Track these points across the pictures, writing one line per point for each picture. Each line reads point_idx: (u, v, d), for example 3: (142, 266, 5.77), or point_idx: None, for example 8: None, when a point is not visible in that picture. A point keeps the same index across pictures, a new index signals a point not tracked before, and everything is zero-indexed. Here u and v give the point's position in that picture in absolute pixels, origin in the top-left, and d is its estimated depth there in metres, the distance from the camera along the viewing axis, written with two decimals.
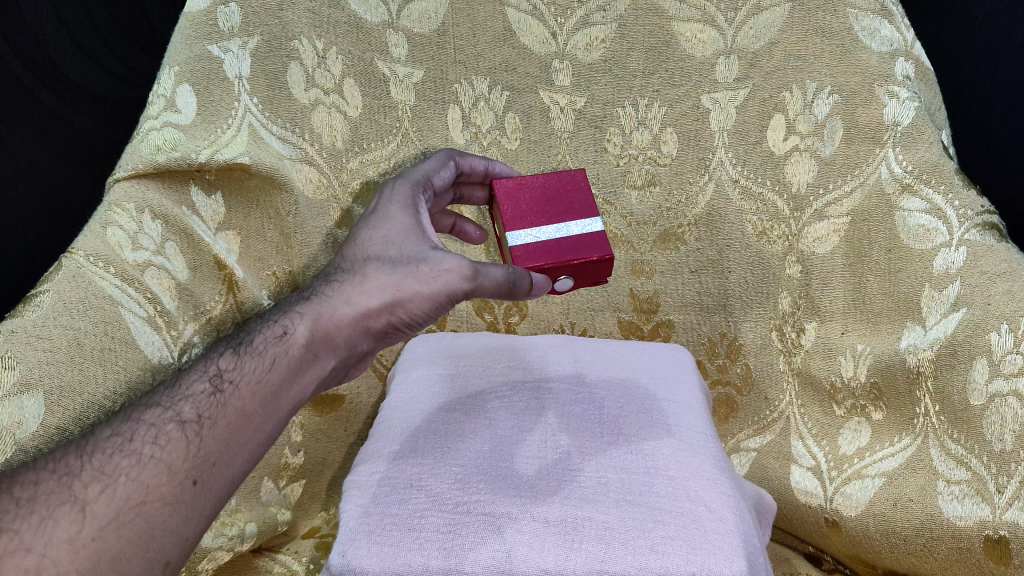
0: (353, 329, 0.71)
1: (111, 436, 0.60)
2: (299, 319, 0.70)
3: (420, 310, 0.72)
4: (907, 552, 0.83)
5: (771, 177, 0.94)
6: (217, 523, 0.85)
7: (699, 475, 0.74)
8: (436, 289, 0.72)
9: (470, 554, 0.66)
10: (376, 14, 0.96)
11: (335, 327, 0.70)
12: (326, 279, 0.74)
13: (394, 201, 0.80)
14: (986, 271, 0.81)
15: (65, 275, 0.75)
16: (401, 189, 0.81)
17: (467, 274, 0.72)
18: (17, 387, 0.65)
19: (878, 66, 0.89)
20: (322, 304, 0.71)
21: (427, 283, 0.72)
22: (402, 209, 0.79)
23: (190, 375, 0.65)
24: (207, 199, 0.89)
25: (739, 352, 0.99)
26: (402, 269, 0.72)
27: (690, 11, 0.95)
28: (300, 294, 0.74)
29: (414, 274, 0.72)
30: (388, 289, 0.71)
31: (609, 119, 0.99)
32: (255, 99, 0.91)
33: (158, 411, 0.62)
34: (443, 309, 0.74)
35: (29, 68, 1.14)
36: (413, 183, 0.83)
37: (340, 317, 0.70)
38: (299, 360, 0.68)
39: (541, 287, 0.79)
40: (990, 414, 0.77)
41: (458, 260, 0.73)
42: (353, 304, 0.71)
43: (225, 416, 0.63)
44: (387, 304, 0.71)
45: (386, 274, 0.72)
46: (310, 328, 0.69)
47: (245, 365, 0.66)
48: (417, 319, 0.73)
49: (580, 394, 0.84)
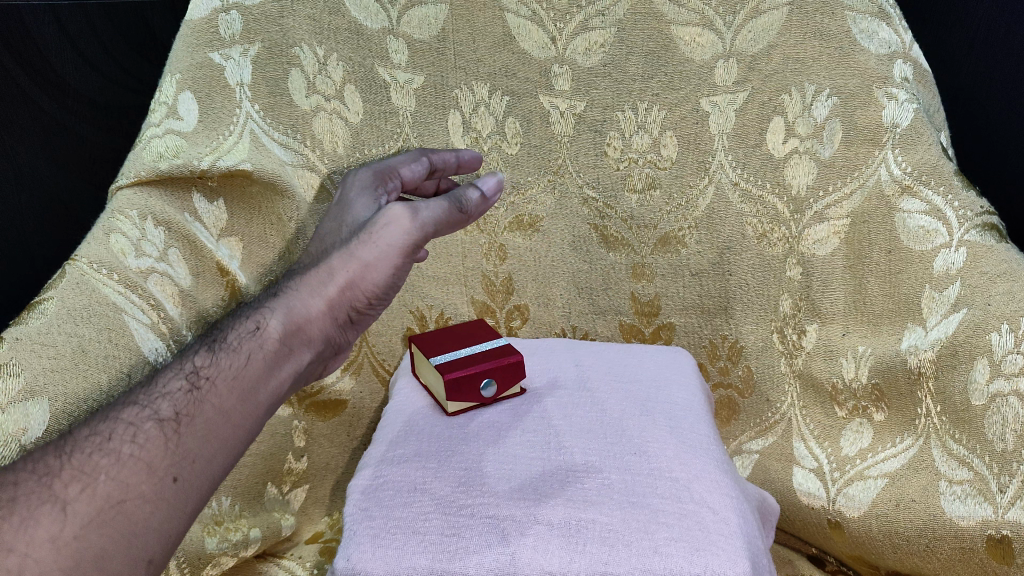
0: (325, 317, 0.71)
1: (90, 436, 0.59)
2: (270, 314, 0.70)
3: (382, 279, 0.73)
4: (909, 553, 0.83)
5: (771, 180, 0.95)
6: (220, 529, 0.86)
7: (703, 476, 0.74)
8: (387, 252, 0.73)
9: (474, 557, 0.67)
10: (376, 20, 0.97)
11: (307, 321, 0.70)
12: (291, 277, 0.75)
13: (354, 194, 0.82)
14: (987, 272, 0.80)
15: (69, 281, 0.75)
16: (363, 177, 0.84)
17: (406, 218, 0.74)
18: (22, 395, 0.64)
19: (876, 68, 0.89)
20: (290, 298, 0.71)
21: (376, 251, 0.73)
22: (360, 195, 0.82)
23: (166, 374, 0.65)
24: (209, 206, 0.90)
25: (740, 355, 0.99)
26: (350, 244, 0.74)
27: (688, 14, 0.95)
28: (268, 292, 0.74)
29: (362, 247, 0.73)
30: (340, 272, 0.72)
31: (609, 124, 0.99)
32: (256, 106, 0.93)
33: (136, 409, 0.62)
34: (402, 270, 0.75)
35: (31, 76, 1.14)
36: (377, 173, 0.85)
37: (310, 307, 0.71)
38: (275, 356, 0.68)
39: (495, 191, 0.82)
40: (991, 414, 0.76)
41: (396, 216, 0.74)
42: (316, 294, 0.71)
43: (203, 414, 0.63)
44: (348, 285, 0.72)
45: (338, 256, 0.73)
46: (282, 323, 0.69)
47: (222, 361, 0.66)
48: (384, 291, 0.74)
49: (582, 397, 0.85)
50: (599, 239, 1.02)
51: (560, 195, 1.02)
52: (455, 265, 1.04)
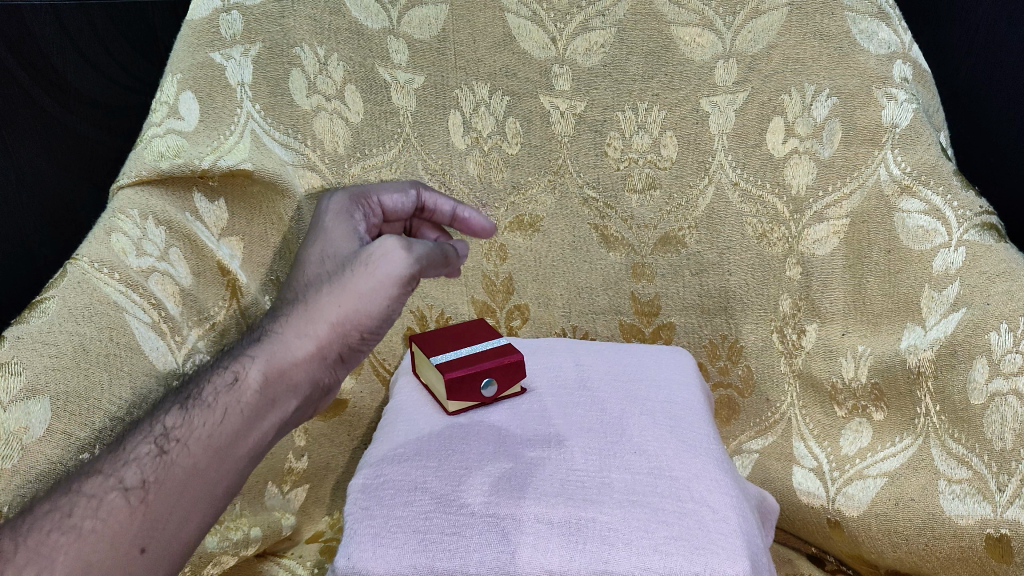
0: (313, 360, 0.66)
1: (49, 511, 0.56)
2: (251, 362, 0.66)
3: (376, 314, 0.67)
4: (909, 552, 0.83)
5: (771, 180, 0.95)
6: (222, 528, 0.85)
7: (703, 475, 0.74)
8: (381, 284, 0.67)
9: (475, 556, 0.67)
10: (376, 20, 0.98)
11: (292, 365, 0.66)
12: (274, 315, 0.70)
13: (330, 218, 0.76)
14: (986, 271, 0.80)
15: (71, 280, 0.75)
16: (339, 202, 0.77)
17: (400, 247, 0.68)
18: (24, 393, 0.64)
19: (876, 68, 0.89)
20: (274, 342, 0.67)
21: (369, 285, 0.66)
22: (336, 221, 0.75)
23: (134, 437, 0.61)
24: (211, 205, 0.90)
25: (741, 355, 0.99)
26: (337, 275, 0.68)
27: (688, 14, 0.95)
28: (250, 336, 0.69)
29: (353, 279, 0.67)
30: (330, 310, 0.66)
31: (610, 124, 1.00)
32: (257, 105, 0.93)
33: (99, 479, 0.58)
34: (398, 305, 0.69)
35: (33, 76, 1.14)
36: (358, 197, 0.78)
37: (296, 349, 0.66)
38: (255, 406, 0.64)
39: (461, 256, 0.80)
40: (991, 413, 0.75)
41: (386, 246, 0.68)
42: (302, 336, 0.67)
43: (173, 478, 0.59)
44: (337, 323, 0.66)
45: (327, 292, 0.67)
46: (262, 370, 0.65)
47: (194, 420, 0.62)
48: (378, 325, 0.68)
49: (582, 396, 0.85)
50: (599, 238, 1.02)
51: (561, 194, 1.02)
52: None
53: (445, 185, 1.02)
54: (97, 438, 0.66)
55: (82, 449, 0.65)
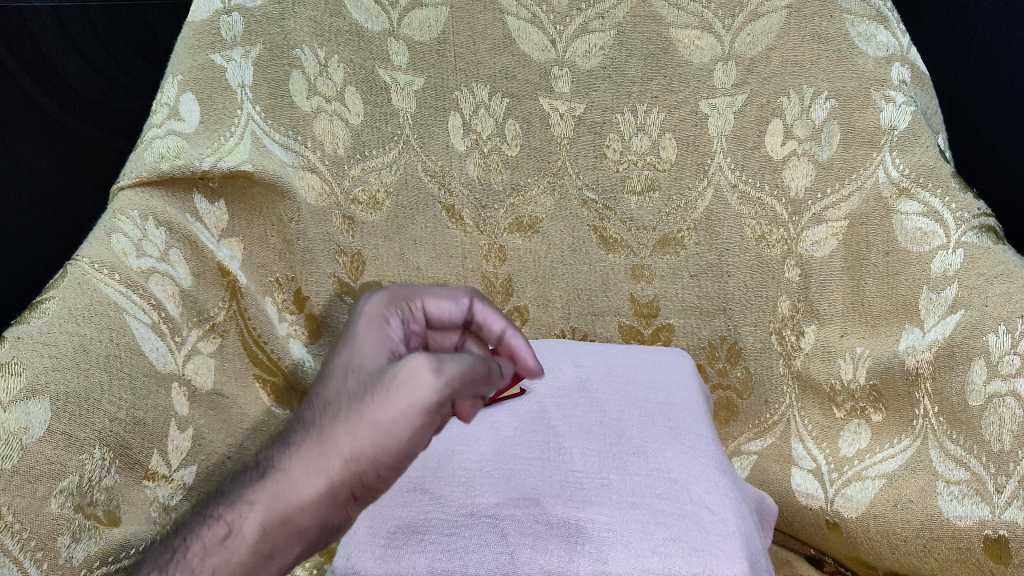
0: (320, 504, 0.50)
1: None
2: (246, 511, 0.51)
3: (396, 452, 0.50)
4: (907, 553, 0.83)
5: (769, 182, 0.95)
6: None
7: (702, 477, 0.74)
8: (404, 419, 0.49)
9: (473, 556, 0.67)
10: (377, 22, 0.98)
11: (292, 514, 0.50)
12: (281, 437, 0.54)
13: (357, 327, 0.58)
14: (984, 273, 0.80)
15: (71, 281, 0.74)
16: (374, 305, 0.59)
17: (430, 369, 0.51)
18: (23, 393, 0.63)
19: (874, 71, 0.90)
20: (275, 479, 0.51)
21: (387, 420, 0.49)
22: (367, 330, 0.57)
23: None
24: (211, 206, 0.90)
25: (739, 356, 0.99)
26: (354, 398, 0.51)
27: (687, 18, 0.96)
28: (253, 466, 0.54)
29: (370, 411, 0.50)
30: (340, 445, 0.50)
31: (609, 125, 1.00)
32: (258, 107, 0.94)
33: None
34: (424, 438, 0.51)
35: (34, 79, 1.15)
36: (396, 299, 0.62)
37: (301, 490, 0.50)
38: (247, 567, 0.50)
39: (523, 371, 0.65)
40: (988, 415, 0.75)
41: (419, 370, 0.50)
42: (303, 478, 0.50)
43: None
44: (350, 463, 0.50)
45: (339, 420, 0.51)
46: (258, 524, 0.50)
47: None
48: (399, 462, 0.51)
49: (581, 398, 0.85)
50: (599, 240, 1.02)
51: (560, 196, 1.02)
52: (455, 265, 1.04)
53: (445, 186, 1.02)
54: (96, 437, 0.67)
55: (81, 449, 0.65)
